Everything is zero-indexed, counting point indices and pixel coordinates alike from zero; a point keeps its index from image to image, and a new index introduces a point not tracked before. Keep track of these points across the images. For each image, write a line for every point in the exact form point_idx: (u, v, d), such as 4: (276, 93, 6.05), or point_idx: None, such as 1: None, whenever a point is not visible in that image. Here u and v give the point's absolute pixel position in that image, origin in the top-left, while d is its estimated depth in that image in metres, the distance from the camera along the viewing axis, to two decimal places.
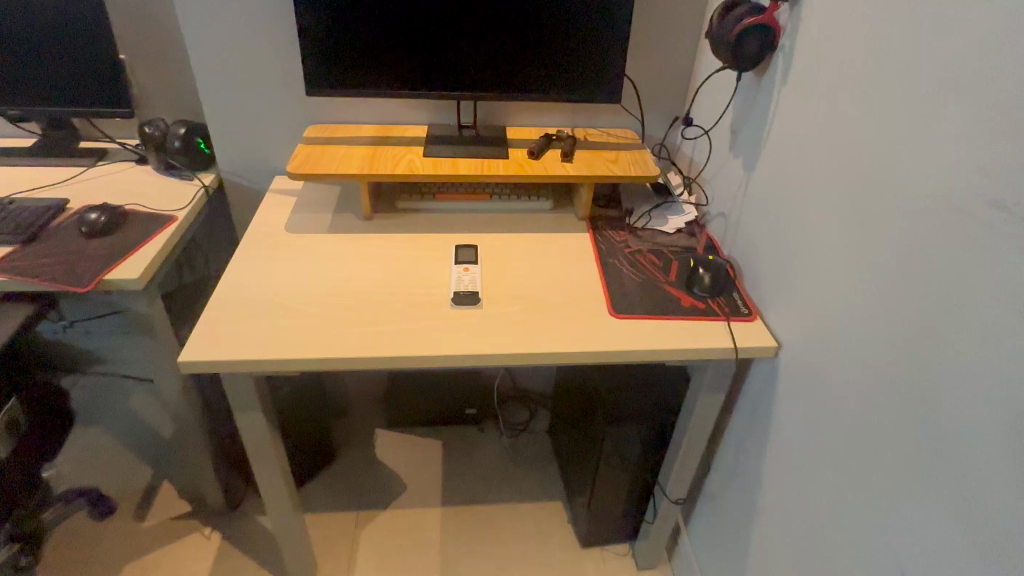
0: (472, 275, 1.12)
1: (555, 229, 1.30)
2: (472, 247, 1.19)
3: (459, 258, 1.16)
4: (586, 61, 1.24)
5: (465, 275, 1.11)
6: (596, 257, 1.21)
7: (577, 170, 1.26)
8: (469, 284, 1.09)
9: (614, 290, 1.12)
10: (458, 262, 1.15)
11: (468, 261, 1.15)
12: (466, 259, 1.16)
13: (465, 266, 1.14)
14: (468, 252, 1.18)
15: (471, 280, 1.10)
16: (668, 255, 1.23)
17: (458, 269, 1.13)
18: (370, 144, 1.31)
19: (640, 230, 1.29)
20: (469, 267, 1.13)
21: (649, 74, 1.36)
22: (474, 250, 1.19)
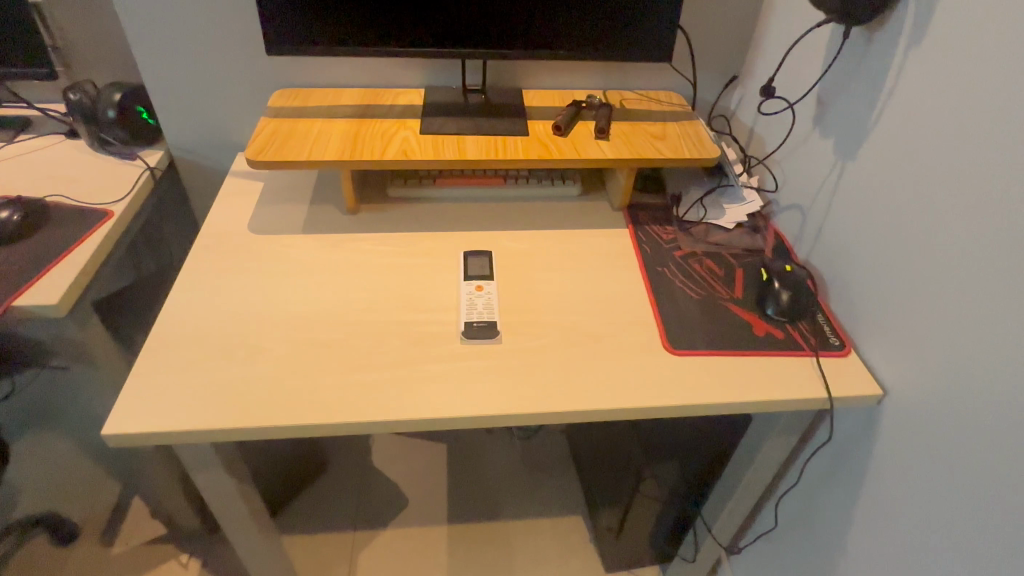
0: (487, 296, 0.87)
1: (585, 224, 1.04)
2: (484, 255, 0.94)
3: (468, 271, 0.92)
4: (631, 8, 0.95)
5: (478, 296, 0.87)
6: (640, 264, 0.97)
7: (617, 151, 0.99)
8: (484, 309, 0.85)
9: (667, 314, 0.89)
10: (468, 277, 0.90)
11: (480, 276, 0.91)
12: (478, 272, 0.91)
13: (477, 284, 0.89)
14: (479, 261, 0.93)
15: (487, 303, 0.86)
16: (730, 262, 0.98)
17: (468, 287, 0.89)
18: (353, 117, 1.03)
19: (692, 225, 1.04)
20: (482, 285, 0.89)
21: (706, 22, 1.08)
22: (487, 259, 0.94)
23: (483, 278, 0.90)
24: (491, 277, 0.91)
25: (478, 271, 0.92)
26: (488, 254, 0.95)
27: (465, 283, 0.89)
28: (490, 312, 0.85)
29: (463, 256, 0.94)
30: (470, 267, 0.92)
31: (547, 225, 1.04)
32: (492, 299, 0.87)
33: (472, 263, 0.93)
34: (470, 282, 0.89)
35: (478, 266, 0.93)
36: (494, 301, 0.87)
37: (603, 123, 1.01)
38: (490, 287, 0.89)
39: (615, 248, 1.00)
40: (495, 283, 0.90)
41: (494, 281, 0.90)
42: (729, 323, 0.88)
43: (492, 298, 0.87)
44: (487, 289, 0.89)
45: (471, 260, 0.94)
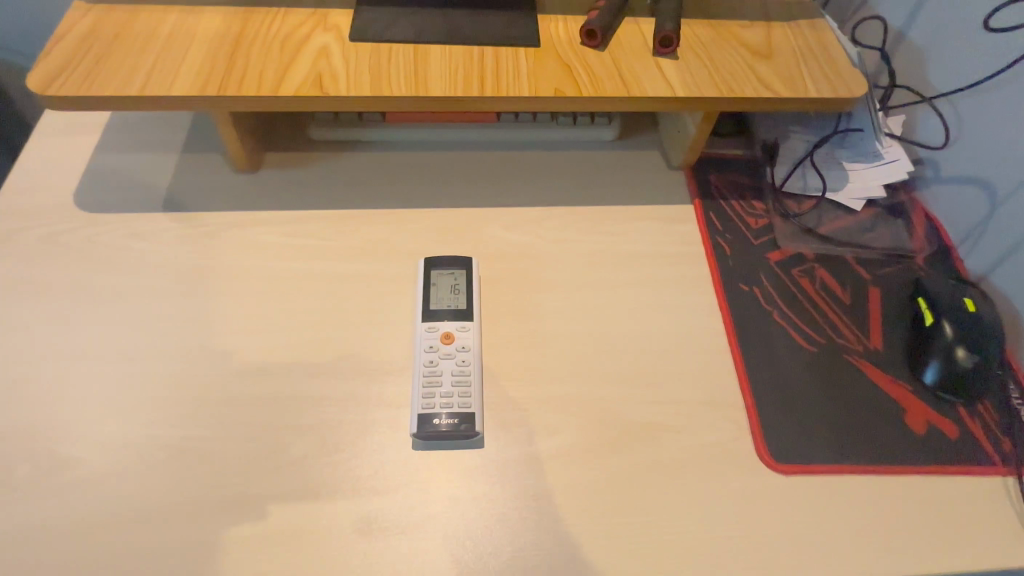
0: (462, 356, 0.52)
1: (624, 200, 0.65)
2: (459, 270, 0.57)
3: (431, 303, 0.55)
4: None
5: (446, 358, 0.52)
6: (714, 280, 0.60)
7: (692, 82, 0.57)
8: (455, 385, 0.50)
9: (761, 384, 0.53)
10: (431, 318, 0.54)
11: (450, 314, 0.54)
12: (446, 305, 0.55)
13: (445, 331, 0.53)
14: (450, 284, 0.56)
15: (460, 371, 0.51)
16: (859, 276, 0.61)
17: (430, 339, 0.53)
18: (237, 5, 0.60)
19: (795, 202, 0.66)
20: (453, 333, 0.53)
21: None
22: (464, 279, 0.56)
23: (456, 318, 0.54)
24: (469, 316, 0.54)
25: (447, 303, 0.55)
26: (466, 268, 0.57)
27: (425, 329, 0.53)
28: (464, 392, 0.50)
29: (424, 272, 0.57)
30: (434, 296, 0.55)
31: (562, 200, 0.65)
32: (469, 361, 0.52)
33: (438, 287, 0.56)
34: (432, 328, 0.53)
35: (448, 293, 0.56)
36: (472, 367, 0.51)
37: (669, 26, 0.58)
38: (467, 336, 0.53)
39: (672, 247, 0.62)
40: (477, 326, 0.54)
41: (474, 322, 0.54)
42: (864, 403, 0.53)
43: (469, 360, 0.52)
44: (461, 341, 0.53)
45: (436, 281, 0.56)
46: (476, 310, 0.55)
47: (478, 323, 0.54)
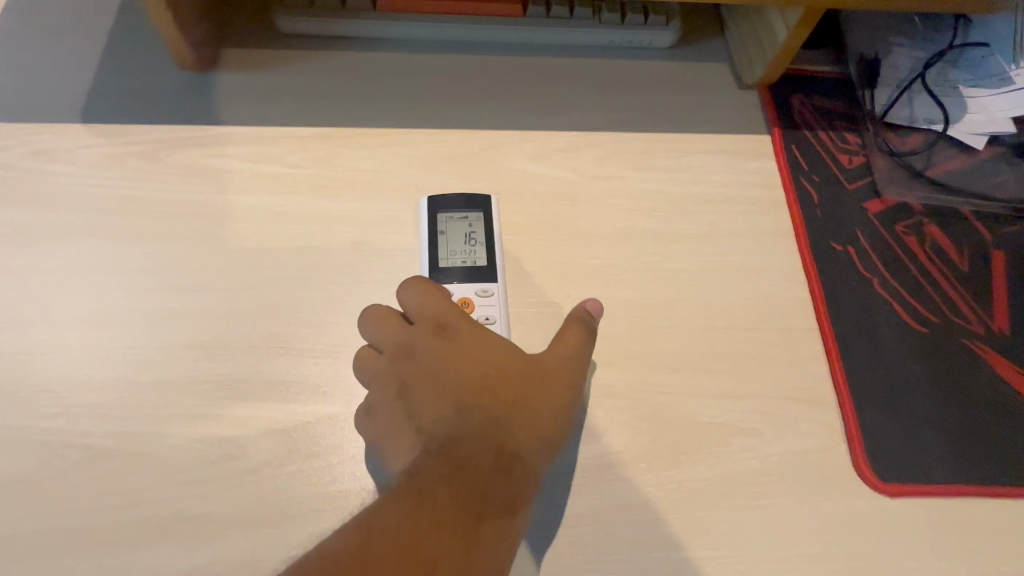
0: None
1: (684, 127, 0.51)
2: (473, 213, 0.44)
3: (439, 259, 0.42)
4: None
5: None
6: (798, 235, 0.47)
7: None
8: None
9: (859, 375, 0.42)
10: (440, 279, 0.41)
11: (465, 274, 0.41)
12: (459, 262, 0.42)
13: (461, 298, 0.41)
14: (463, 232, 0.43)
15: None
16: (979, 234, 0.48)
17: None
18: None
19: (899, 136, 0.52)
20: (470, 302, 0.40)
21: None
22: (481, 225, 0.43)
23: (474, 281, 0.41)
24: (490, 276, 0.42)
25: (460, 258, 0.42)
26: (483, 210, 0.44)
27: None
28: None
29: (429, 218, 0.43)
30: (443, 249, 0.42)
31: (605, 125, 0.50)
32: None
33: (448, 236, 0.43)
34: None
35: (462, 245, 0.43)
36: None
37: None
38: (490, 304, 0.41)
39: (745, 191, 0.48)
40: (501, 291, 0.41)
41: (497, 285, 0.41)
42: (988, 403, 0.41)
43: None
44: (482, 310, 0.40)
45: (444, 229, 0.43)
46: (499, 269, 0.42)
47: (501, 286, 0.42)
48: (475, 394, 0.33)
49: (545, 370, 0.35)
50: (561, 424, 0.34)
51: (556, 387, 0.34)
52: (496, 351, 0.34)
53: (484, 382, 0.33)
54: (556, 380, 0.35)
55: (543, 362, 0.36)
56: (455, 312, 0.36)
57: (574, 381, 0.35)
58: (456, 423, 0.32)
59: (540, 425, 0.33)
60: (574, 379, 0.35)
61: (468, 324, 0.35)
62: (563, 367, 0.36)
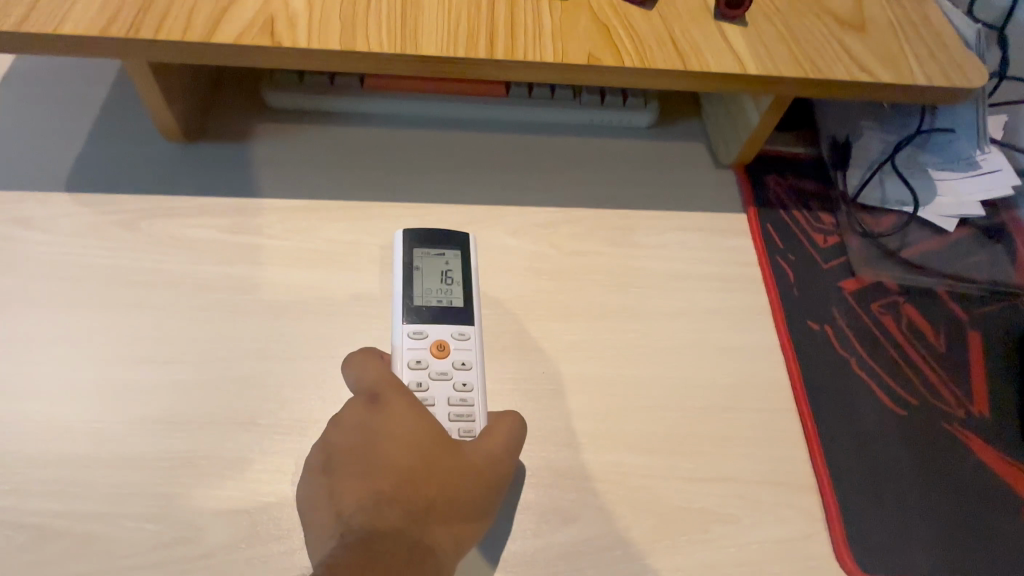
0: (460, 377, 0.39)
1: (662, 204, 0.52)
2: (450, 251, 0.44)
3: (415, 295, 0.42)
4: None
5: (439, 380, 0.39)
6: (776, 313, 0.47)
7: (765, 55, 0.44)
8: (452, 421, 0.38)
9: (841, 460, 0.41)
10: (417, 319, 0.41)
11: (440, 315, 0.41)
12: (437, 301, 0.42)
13: (436, 340, 0.40)
14: (440, 270, 0.43)
15: (459, 401, 0.38)
16: (956, 314, 0.48)
17: (417, 348, 0.40)
18: None
19: (869, 217, 0.53)
20: (449, 344, 0.40)
21: None
22: (458, 264, 0.43)
23: (453, 322, 0.41)
24: (467, 319, 0.42)
25: (436, 298, 0.42)
26: (460, 249, 0.44)
27: (410, 336, 0.40)
28: (466, 428, 0.37)
29: (405, 254, 0.43)
30: (420, 286, 0.42)
31: (583, 201, 0.51)
32: (469, 386, 0.39)
33: (425, 273, 0.43)
34: (419, 334, 0.40)
35: (437, 283, 0.43)
36: (476, 392, 0.39)
37: None
38: (465, 349, 0.40)
39: (722, 269, 0.49)
40: (478, 335, 0.41)
41: (474, 329, 0.41)
42: (973, 490, 0.41)
43: (469, 383, 0.39)
44: (458, 354, 0.40)
45: (421, 265, 0.43)
46: (478, 311, 0.42)
47: (479, 327, 0.42)
48: (401, 479, 0.31)
49: (477, 456, 0.34)
50: (485, 510, 0.33)
51: (487, 476, 0.33)
52: (426, 432, 0.33)
53: (408, 464, 0.31)
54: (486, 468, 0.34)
55: (473, 452, 0.34)
56: (391, 382, 0.35)
57: (504, 462, 0.35)
58: (374, 509, 0.30)
59: (461, 520, 0.32)
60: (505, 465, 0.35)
61: (402, 397, 0.34)
62: (496, 456, 0.34)
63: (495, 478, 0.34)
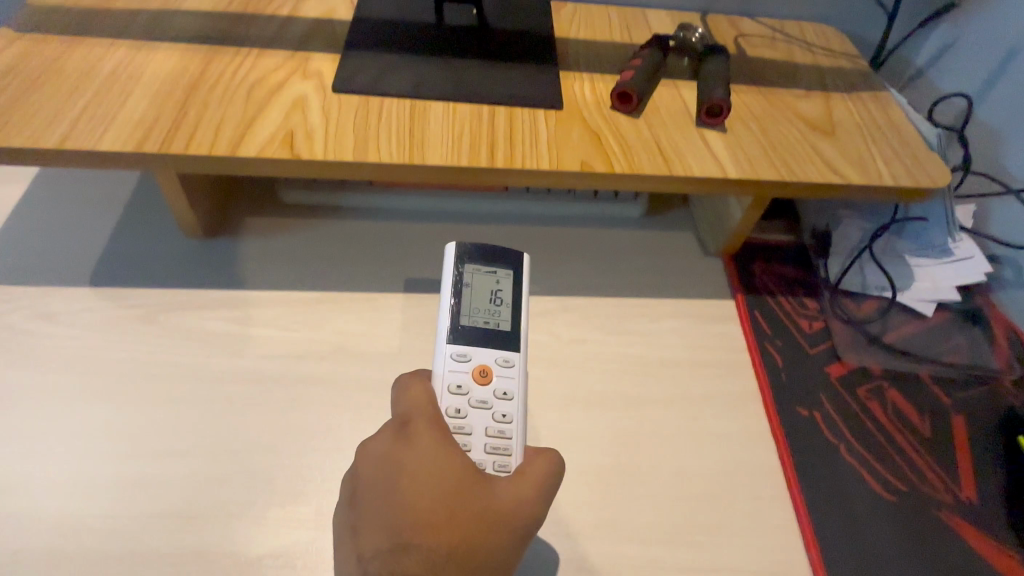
0: (500, 409, 0.39)
1: (654, 292, 0.55)
2: (502, 269, 0.43)
3: (461, 314, 0.41)
4: None
5: (480, 406, 0.38)
6: (766, 399, 0.49)
7: (745, 159, 0.47)
8: (489, 454, 0.37)
9: (835, 549, 0.42)
10: (461, 342, 0.40)
11: (486, 338, 0.41)
12: (481, 322, 0.41)
13: (480, 364, 0.40)
14: (490, 290, 0.43)
15: (497, 433, 0.38)
16: (939, 398, 0.50)
17: (461, 371, 0.39)
18: (199, 44, 0.50)
19: (851, 302, 0.55)
20: (495, 370, 0.40)
21: None
22: (508, 286, 0.43)
23: (500, 348, 0.41)
24: (511, 345, 0.41)
25: (482, 318, 0.42)
26: (512, 268, 0.44)
27: (454, 356, 0.40)
28: (502, 464, 0.37)
29: (455, 271, 0.42)
30: (466, 306, 0.42)
31: (579, 289, 0.54)
32: (509, 417, 0.39)
33: (473, 291, 0.42)
34: (464, 357, 0.40)
35: (484, 301, 0.42)
36: (517, 422, 0.39)
37: (719, 93, 0.49)
38: (508, 378, 0.40)
39: (712, 355, 0.51)
40: (521, 365, 0.41)
41: (518, 357, 0.41)
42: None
43: (509, 414, 0.39)
44: (500, 383, 0.40)
45: (470, 281, 0.42)
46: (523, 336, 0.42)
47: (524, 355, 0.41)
48: (423, 519, 0.30)
49: (507, 497, 0.32)
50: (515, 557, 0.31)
51: (516, 520, 0.31)
52: (453, 465, 0.32)
53: (431, 501, 0.30)
54: (516, 510, 0.32)
55: (503, 491, 0.32)
56: (421, 415, 0.35)
57: (537, 504, 0.33)
58: (393, 555, 0.29)
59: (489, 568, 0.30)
60: (538, 505, 0.33)
61: (429, 431, 0.34)
62: (528, 494, 0.33)
63: (527, 523, 0.32)
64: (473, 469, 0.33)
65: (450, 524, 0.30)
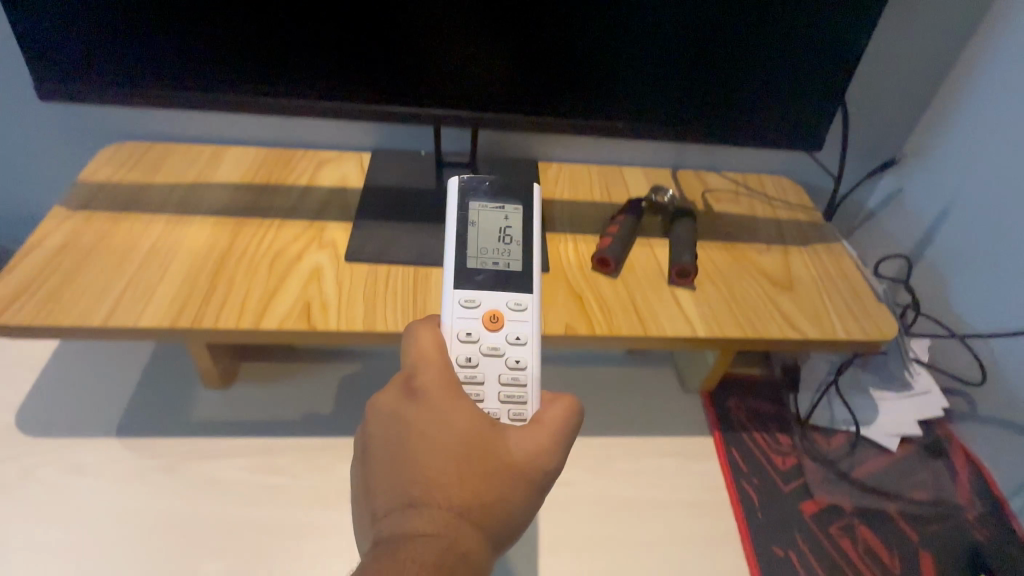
0: (512, 354, 0.42)
1: (636, 431, 0.59)
2: (509, 205, 0.46)
3: (470, 250, 0.44)
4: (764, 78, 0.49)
5: (493, 353, 0.41)
6: (744, 540, 0.52)
7: (712, 318, 0.53)
8: (505, 403, 0.40)
9: None
10: (469, 289, 0.43)
11: (495, 280, 0.43)
12: (491, 262, 0.44)
13: (490, 311, 0.42)
14: (498, 226, 0.45)
15: (511, 379, 0.41)
16: (907, 535, 0.53)
17: (471, 319, 0.42)
18: (228, 217, 0.57)
19: (821, 437, 0.60)
20: (505, 316, 0.43)
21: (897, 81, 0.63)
22: (515, 218, 0.45)
23: (511, 293, 0.43)
24: (523, 289, 0.44)
25: (492, 259, 0.44)
26: (520, 201, 0.46)
27: (461, 304, 0.42)
28: (517, 413, 0.40)
29: (461, 208, 0.45)
30: (479, 243, 0.44)
31: None
32: (522, 362, 0.41)
33: (481, 229, 0.44)
34: (473, 304, 0.42)
35: (494, 240, 0.45)
36: (530, 366, 0.41)
37: (687, 258, 0.55)
38: (520, 322, 0.43)
39: (692, 495, 0.55)
40: (534, 307, 0.43)
41: (530, 300, 0.43)
42: None
43: (521, 359, 0.42)
44: (513, 328, 0.42)
45: (480, 218, 0.45)
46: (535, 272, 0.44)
47: (536, 296, 0.44)
48: (438, 475, 0.32)
49: (519, 449, 0.34)
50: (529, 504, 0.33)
51: (530, 471, 0.34)
52: (464, 419, 0.34)
53: (446, 459, 0.32)
54: (529, 461, 0.34)
55: (516, 445, 0.34)
56: (427, 371, 0.37)
57: (549, 452, 0.35)
58: (411, 513, 0.31)
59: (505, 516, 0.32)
60: (550, 458, 0.35)
61: (437, 388, 0.36)
62: (539, 449, 0.35)
63: (540, 475, 0.34)
64: (485, 424, 0.35)
65: (463, 481, 0.32)
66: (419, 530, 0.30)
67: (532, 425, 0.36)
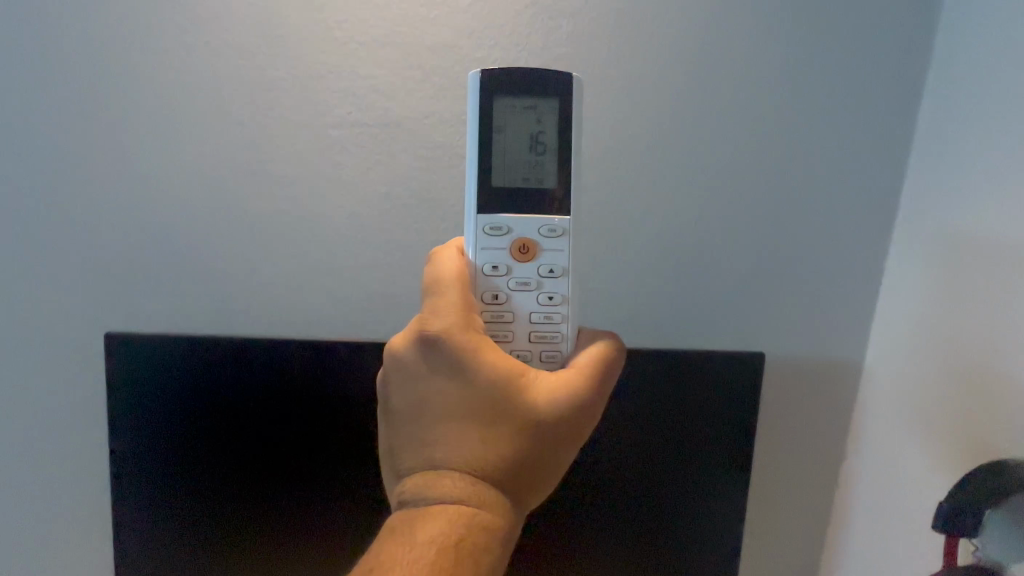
0: (547, 288, 0.49)
1: None
2: (543, 104, 0.49)
3: (503, 153, 0.49)
4: None
5: (524, 284, 0.49)
6: None
7: None
8: (540, 347, 0.49)
9: None
10: (499, 215, 0.49)
11: (527, 194, 0.49)
12: (523, 175, 0.49)
13: (519, 238, 0.49)
14: (532, 125, 0.49)
15: (544, 315, 0.49)
16: None
17: (500, 250, 0.49)
18: None
19: None
20: (540, 244, 0.49)
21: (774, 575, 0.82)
22: (548, 118, 0.49)
23: (544, 220, 0.49)
24: (554, 210, 0.49)
25: (526, 172, 0.49)
26: (550, 103, 0.49)
27: (493, 233, 0.49)
28: (548, 352, 0.49)
29: (490, 113, 0.49)
30: (509, 155, 0.49)
31: None
32: (553, 295, 0.49)
33: (512, 129, 0.49)
34: (503, 229, 0.49)
35: (528, 144, 0.49)
36: (564, 303, 0.49)
37: None
38: (552, 246, 0.49)
39: None
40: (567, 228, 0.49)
41: (563, 225, 0.49)
42: None
43: (553, 291, 0.49)
44: (548, 257, 0.49)
45: (507, 122, 0.49)
46: (570, 182, 0.49)
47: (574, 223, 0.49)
48: (461, 424, 0.41)
49: (533, 402, 0.42)
50: (550, 439, 0.42)
51: (543, 417, 0.42)
52: (481, 369, 0.42)
53: (465, 409, 0.41)
54: (544, 411, 0.42)
55: (533, 398, 0.43)
56: (438, 322, 0.43)
57: (561, 405, 0.43)
58: (441, 465, 0.40)
59: (526, 465, 0.41)
60: (574, 412, 0.43)
61: (449, 339, 0.42)
62: (554, 400, 0.43)
63: (555, 422, 0.42)
64: (500, 379, 0.42)
65: (486, 441, 0.41)
66: (450, 478, 0.40)
67: (563, 377, 0.44)
